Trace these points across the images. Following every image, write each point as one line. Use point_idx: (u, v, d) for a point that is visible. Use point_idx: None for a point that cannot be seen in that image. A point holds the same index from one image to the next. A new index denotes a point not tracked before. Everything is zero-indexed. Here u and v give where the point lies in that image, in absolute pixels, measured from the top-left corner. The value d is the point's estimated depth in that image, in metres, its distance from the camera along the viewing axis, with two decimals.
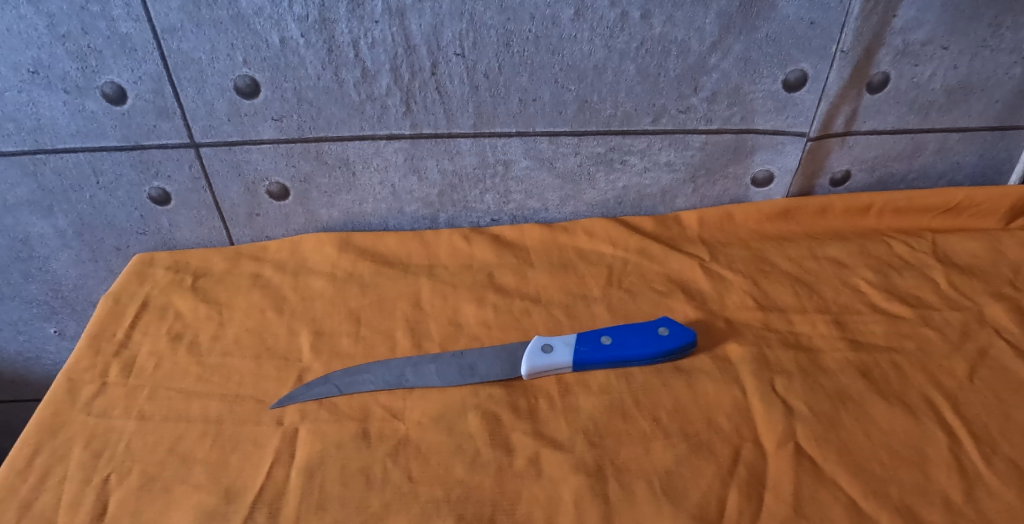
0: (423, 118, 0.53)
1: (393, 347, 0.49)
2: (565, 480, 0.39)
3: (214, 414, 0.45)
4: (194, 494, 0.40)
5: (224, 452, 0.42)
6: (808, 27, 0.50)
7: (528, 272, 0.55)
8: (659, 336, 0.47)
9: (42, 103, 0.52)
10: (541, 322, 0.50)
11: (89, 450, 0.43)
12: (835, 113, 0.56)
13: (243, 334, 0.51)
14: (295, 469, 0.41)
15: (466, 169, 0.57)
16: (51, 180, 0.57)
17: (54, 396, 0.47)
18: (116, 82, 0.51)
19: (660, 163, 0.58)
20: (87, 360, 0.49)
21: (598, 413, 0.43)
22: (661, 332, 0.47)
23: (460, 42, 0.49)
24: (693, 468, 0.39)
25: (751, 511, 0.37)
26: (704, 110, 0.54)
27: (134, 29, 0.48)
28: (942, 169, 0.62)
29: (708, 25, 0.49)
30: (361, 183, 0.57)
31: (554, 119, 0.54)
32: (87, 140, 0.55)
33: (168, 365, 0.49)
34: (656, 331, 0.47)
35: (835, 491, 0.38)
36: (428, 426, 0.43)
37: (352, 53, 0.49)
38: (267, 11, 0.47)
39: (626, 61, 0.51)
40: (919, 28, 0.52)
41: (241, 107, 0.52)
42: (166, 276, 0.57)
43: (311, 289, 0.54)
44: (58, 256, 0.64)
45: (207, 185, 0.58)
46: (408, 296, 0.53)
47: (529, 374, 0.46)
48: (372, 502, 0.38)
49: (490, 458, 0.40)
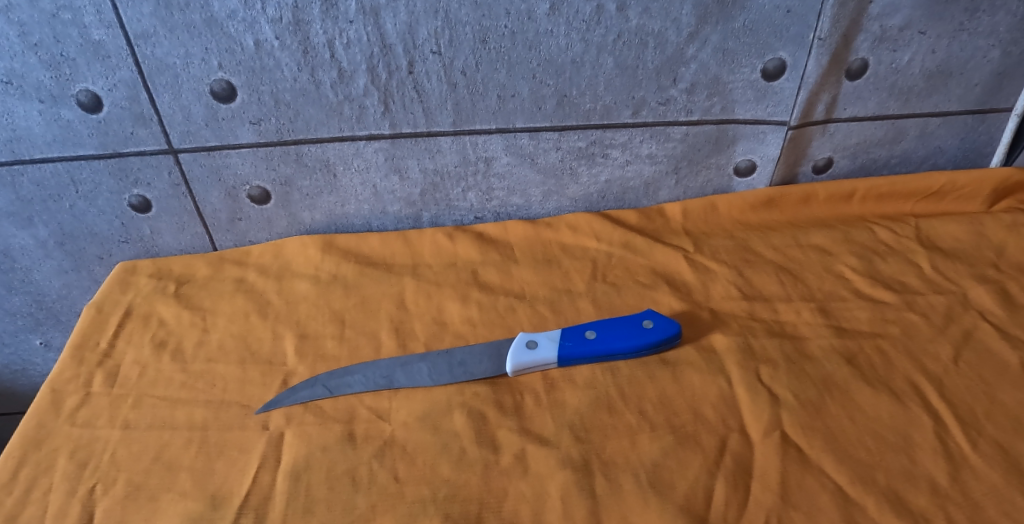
0: (402, 117, 0.53)
1: (378, 347, 0.49)
2: (552, 476, 0.39)
3: (199, 420, 0.45)
4: (180, 502, 0.39)
5: (209, 458, 0.42)
6: (785, 15, 0.50)
7: (512, 269, 0.55)
8: (644, 329, 0.47)
9: (16, 113, 0.52)
10: (526, 319, 0.50)
11: (74, 461, 0.42)
12: (815, 101, 0.56)
13: (227, 340, 0.51)
14: (281, 473, 0.41)
15: (447, 167, 0.56)
16: (29, 190, 0.57)
17: (37, 408, 0.46)
18: (91, 90, 0.51)
19: (641, 155, 0.58)
20: (71, 370, 0.49)
21: (584, 408, 0.43)
22: (646, 324, 0.47)
23: (436, 40, 0.49)
24: (680, 459, 0.39)
25: (739, 501, 0.37)
26: (684, 101, 0.54)
27: (107, 36, 0.48)
28: (924, 154, 0.62)
29: (685, 16, 0.49)
30: (343, 184, 0.57)
31: (534, 114, 0.54)
32: (63, 148, 0.54)
33: (152, 373, 0.49)
34: (641, 323, 0.47)
35: (822, 478, 0.38)
36: (414, 427, 0.42)
37: (327, 53, 0.49)
38: (241, 13, 0.47)
39: (604, 55, 0.51)
40: (896, 13, 0.52)
41: (218, 111, 0.52)
42: (149, 284, 0.57)
43: (295, 293, 0.54)
44: (40, 267, 0.63)
45: (187, 191, 0.57)
46: (393, 296, 0.53)
47: (514, 371, 0.45)
48: (359, 504, 0.38)
49: (476, 457, 0.40)
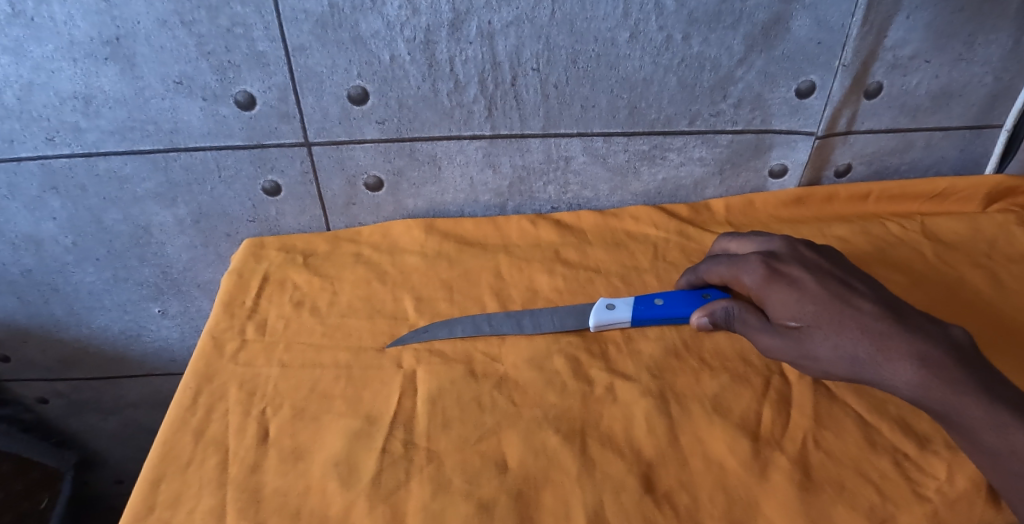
0: (501, 121, 0.64)
1: (483, 307, 0.60)
2: (636, 402, 0.50)
3: (343, 361, 0.56)
4: (340, 420, 0.51)
5: (358, 389, 0.53)
6: (817, 46, 0.62)
7: (587, 249, 0.66)
8: (704, 298, 0.56)
9: (181, 109, 0.64)
10: (602, 288, 0.61)
11: (243, 391, 0.54)
12: (839, 115, 0.67)
13: (355, 301, 0.62)
14: (420, 399, 0.52)
15: (534, 164, 0.68)
16: (178, 174, 0.69)
17: (203, 350, 0.58)
18: (248, 91, 0.62)
19: (693, 158, 0.69)
20: (225, 321, 0.61)
21: (657, 354, 0.54)
22: (705, 295, 0.56)
23: (537, 59, 0.60)
24: (735, 392, 0.51)
25: (782, 423, 0.49)
26: (731, 113, 0.66)
27: (270, 48, 0.59)
28: (929, 162, 0.74)
29: (736, 45, 0.61)
30: (445, 176, 0.68)
31: (609, 122, 0.65)
32: (215, 139, 0.66)
33: (296, 325, 0.60)
34: (702, 295, 0.56)
35: (845, 408, 0.50)
36: (523, 367, 0.53)
37: (447, 67, 0.60)
38: (382, 34, 0.58)
39: (669, 75, 0.62)
40: (907, 45, 0.63)
41: (351, 112, 0.63)
42: (279, 255, 0.68)
43: (407, 265, 0.65)
44: (173, 241, 0.75)
45: (314, 178, 0.68)
46: (490, 268, 0.64)
47: (595, 326, 0.56)
48: (487, 421, 0.49)
49: (576, 388, 0.51)
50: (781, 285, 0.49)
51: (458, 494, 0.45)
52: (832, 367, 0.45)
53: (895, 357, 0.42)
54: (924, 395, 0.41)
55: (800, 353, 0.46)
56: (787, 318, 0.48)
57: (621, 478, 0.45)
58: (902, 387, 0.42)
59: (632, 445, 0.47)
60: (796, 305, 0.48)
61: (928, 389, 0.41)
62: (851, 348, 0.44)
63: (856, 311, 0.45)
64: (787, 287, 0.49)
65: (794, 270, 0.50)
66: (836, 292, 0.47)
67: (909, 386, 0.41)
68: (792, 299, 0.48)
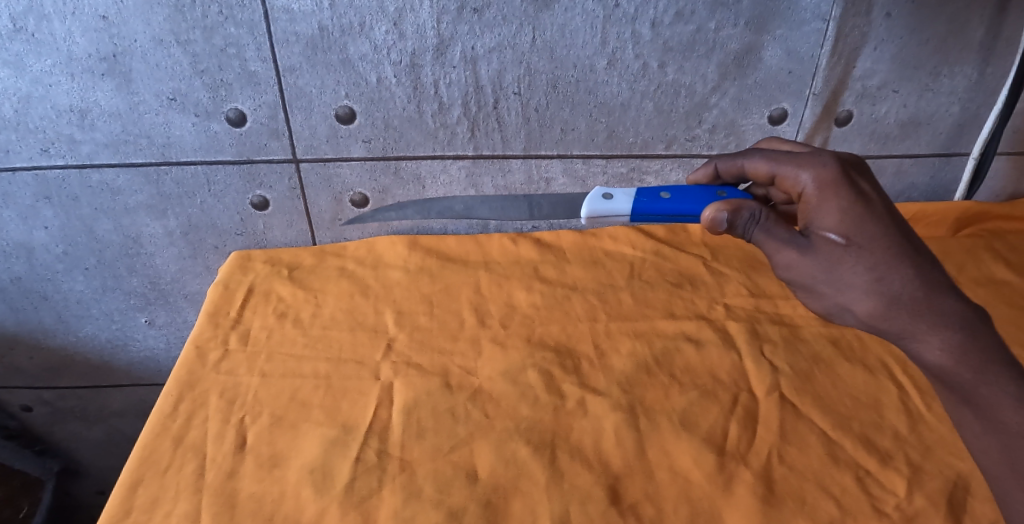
0: (484, 142, 0.66)
1: (462, 322, 0.61)
2: (606, 415, 0.51)
3: (323, 372, 0.57)
4: (318, 429, 0.52)
5: (336, 399, 0.55)
6: (787, 75, 0.64)
7: (566, 267, 0.67)
8: (716, 196, 0.53)
9: (174, 124, 0.66)
10: (579, 304, 0.63)
11: (224, 399, 0.55)
12: (811, 141, 0.70)
13: (338, 313, 0.63)
14: (396, 410, 0.53)
15: (515, 184, 0.70)
16: (169, 187, 0.71)
17: (186, 359, 0.58)
18: (239, 109, 0.64)
19: (670, 181, 0.71)
20: (209, 331, 0.62)
21: (628, 370, 0.55)
22: (719, 194, 0.53)
23: (518, 83, 0.62)
24: (703, 407, 0.52)
25: (748, 438, 0.50)
26: (707, 138, 0.68)
27: (261, 67, 0.61)
28: (900, 189, 0.76)
29: (710, 73, 0.63)
30: (429, 195, 0.70)
31: (588, 144, 0.67)
32: (206, 154, 0.68)
33: (278, 335, 0.61)
34: (717, 192, 0.53)
35: (810, 425, 0.51)
36: (498, 380, 0.55)
37: (432, 90, 0.62)
38: (370, 56, 0.60)
39: (646, 101, 0.65)
40: (875, 75, 0.66)
41: (339, 131, 0.65)
42: (265, 268, 0.69)
43: (390, 279, 0.67)
44: (163, 252, 0.77)
45: (301, 194, 0.70)
46: (470, 284, 0.65)
47: (590, 216, 0.56)
48: (460, 432, 0.51)
49: (548, 401, 0.53)
50: (847, 195, 0.43)
51: (428, 502, 0.46)
52: (860, 298, 0.42)
53: (934, 324, 0.40)
54: (956, 361, 0.39)
55: (833, 281, 0.43)
56: (834, 231, 0.42)
57: (588, 489, 0.46)
58: (933, 347, 0.40)
59: (600, 457, 0.49)
60: (852, 222, 0.42)
61: (964, 354, 0.39)
62: (895, 287, 0.41)
63: (912, 250, 0.42)
64: (850, 199, 0.43)
65: (866, 183, 0.44)
66: (901, 225, 0.43)
67: (947, 349, 0.40)
68: (852, 213, 0.42)
